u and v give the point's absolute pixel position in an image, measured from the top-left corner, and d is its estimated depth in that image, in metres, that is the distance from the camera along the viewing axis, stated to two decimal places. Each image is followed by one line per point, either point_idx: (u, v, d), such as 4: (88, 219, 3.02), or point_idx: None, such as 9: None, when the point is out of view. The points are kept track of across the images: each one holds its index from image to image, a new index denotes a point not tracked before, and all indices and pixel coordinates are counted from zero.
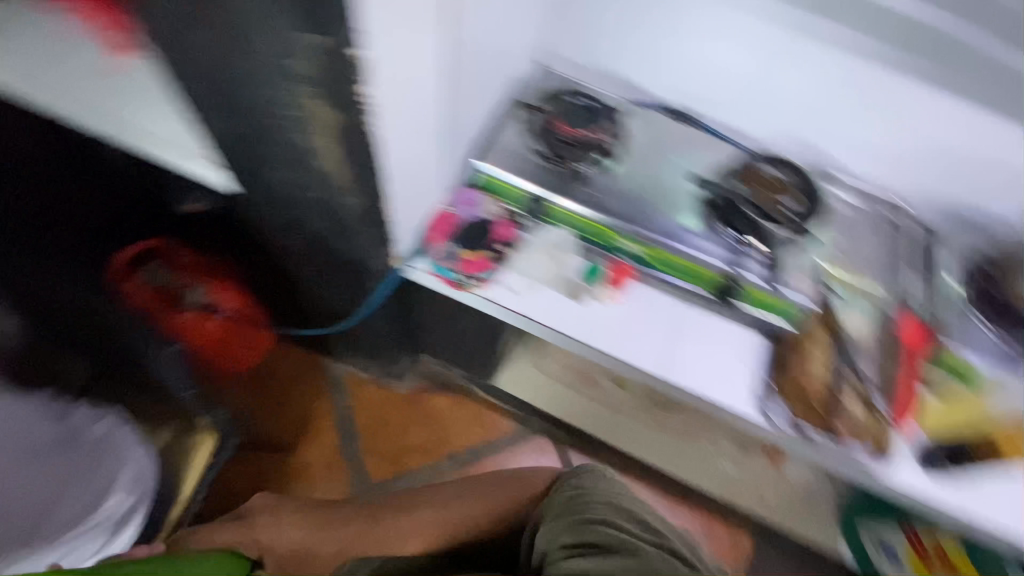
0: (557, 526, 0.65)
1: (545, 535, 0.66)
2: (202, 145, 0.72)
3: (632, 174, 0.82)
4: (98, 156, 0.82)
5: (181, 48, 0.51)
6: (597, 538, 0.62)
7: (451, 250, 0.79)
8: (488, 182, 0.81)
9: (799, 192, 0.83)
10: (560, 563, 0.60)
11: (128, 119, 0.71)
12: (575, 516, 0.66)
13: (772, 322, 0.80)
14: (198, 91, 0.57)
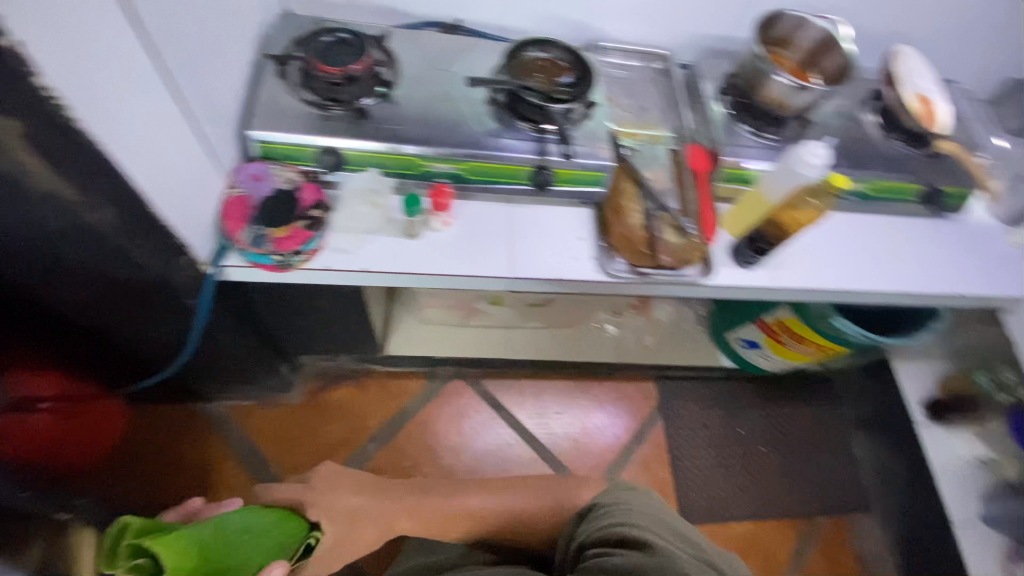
0: (594, 527, 0.70)
1: (586, 534, 0.70)
2: None
3: (414, 95, 0.80)
4: None
5: None
6: (628, 537, 0.65)
7: (259, 233, 0.73)
8: (269, 150, 0.75)
9: (570, 67, 0.84)
10: (589, 559, 0.64)
11: None
12: (609, 520, 0.69)
13: (588, 191, 0.85)
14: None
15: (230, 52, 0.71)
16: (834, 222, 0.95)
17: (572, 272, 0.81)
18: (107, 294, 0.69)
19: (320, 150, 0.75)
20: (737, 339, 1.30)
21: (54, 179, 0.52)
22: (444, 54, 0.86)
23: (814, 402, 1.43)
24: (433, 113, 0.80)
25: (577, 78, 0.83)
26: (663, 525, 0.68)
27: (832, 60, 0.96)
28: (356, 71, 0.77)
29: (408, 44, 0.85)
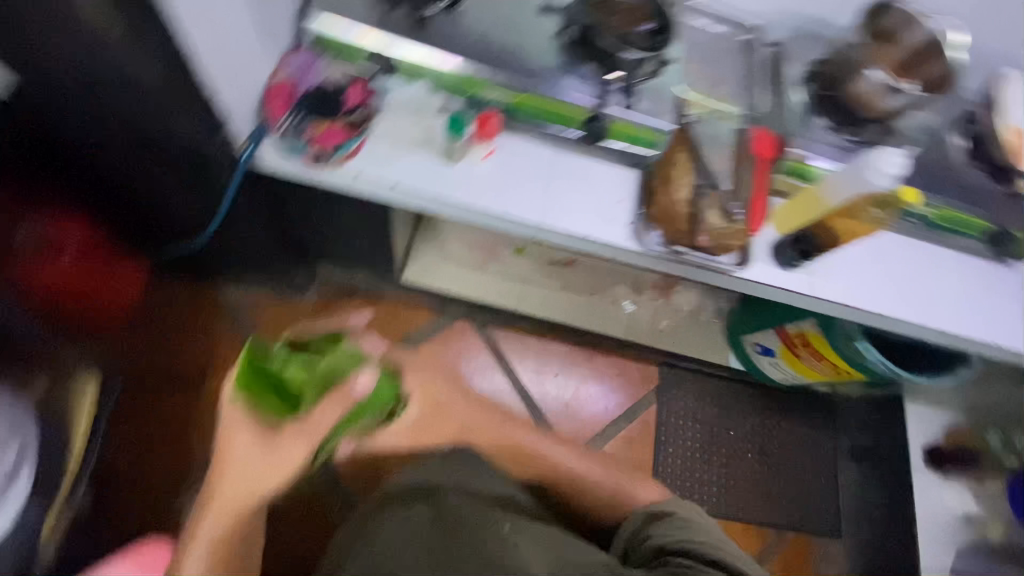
0: (679, 532, 0.64)
1: (665, 535, 0.64)
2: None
3: (480, 12, 0.76)
4: None
5: None
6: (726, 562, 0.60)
7: (299, 124, 0.71)
8: (325, 42, 0.72)
9: (654, 13, 0.78)
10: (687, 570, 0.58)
11: None
12: (699, 537, 0.63)
13: (636, 149, 0.81)
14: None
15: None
16: (885, 240, 0.89)
17: (599, 232, 0.79)
18: (139, 149, 0.69)
19: (377, 53, 0.72)
20: (753, 343, 1.27)
21: (96, 11, 0.50)
22: None
23: (815, 424, 1.40)
24: (498, 36, 0.76)
25: (656, 30, 0.77)
26: (747, 557, 0.62)
27: (934, 68, 0.87)
28: None
29: None
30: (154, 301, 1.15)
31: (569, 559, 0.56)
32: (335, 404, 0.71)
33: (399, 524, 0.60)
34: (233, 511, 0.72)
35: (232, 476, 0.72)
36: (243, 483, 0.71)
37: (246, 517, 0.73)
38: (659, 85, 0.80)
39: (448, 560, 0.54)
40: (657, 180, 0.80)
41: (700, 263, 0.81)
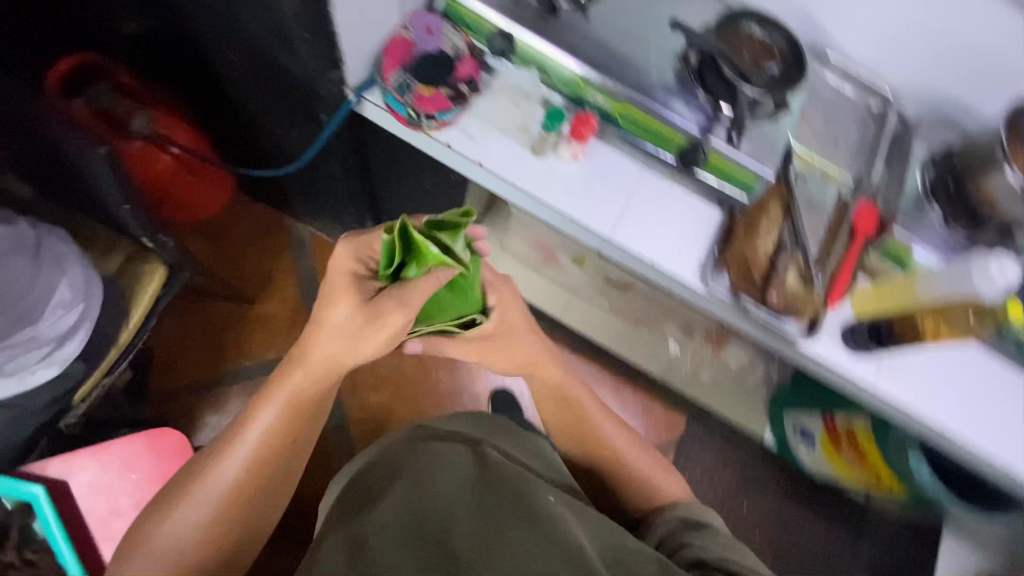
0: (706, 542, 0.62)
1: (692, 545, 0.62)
2: None
3: (606, 17, 0.75)
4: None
5: None
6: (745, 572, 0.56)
7: (407, 82, 0.72)
8: (449, 10, 0.73)
9: (786, 58, 0.74)
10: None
11: None
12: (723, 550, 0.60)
13: (728, 190, 0.77)
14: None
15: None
16: (970, 354, 0.79)
17: (668, 263, 0.76)
18: (260, 70, 0.72)
19: (498, 31, 0.72)
20: (793, 423, 1.18)
21: None
22: None
23: (835, 525, 1.30)
24: (619, 44, 0.74)
25: (782, 72, 0.73)
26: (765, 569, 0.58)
27: None
28: None
29: None
30: (230, 214, 1.21)
31: (622, 548, 0.53)
32: (438, 285, 0.58)
33: (446, 465, 0.57)
34: (321, 375, 0.63)
35: (326, 336, 0.60)
36: (336, 345, 0.61)
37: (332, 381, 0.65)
38: (770, 131, 0.76)
39: (499, 511, 0.51)
40: (744, 226, 0.76)
41: (762, 322, 0.77)
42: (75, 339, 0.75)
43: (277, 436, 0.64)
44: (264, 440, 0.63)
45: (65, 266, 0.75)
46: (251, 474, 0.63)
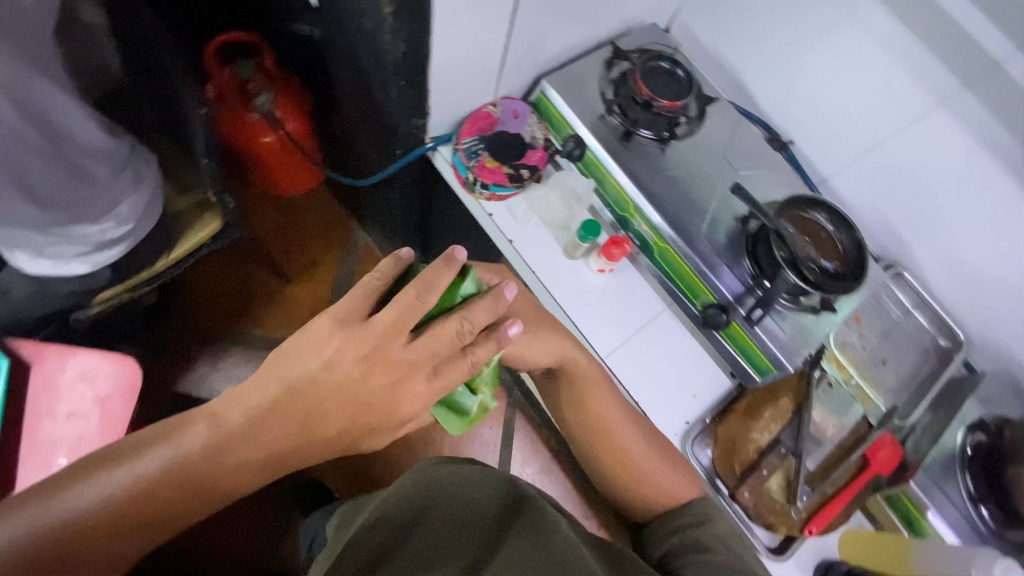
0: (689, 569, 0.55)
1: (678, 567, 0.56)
2: None
3: (683, 159, 0.77)
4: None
5: None
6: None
7: (477, 151, 0.77)
8: (541, 105, 0.79)
9: (847, 261, 0.71)
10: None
11: None
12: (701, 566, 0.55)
13: (744, 366, 0.72)
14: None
15: (587, 21, 0.75)
16: None
17: (654, 411, 0.72)
18: (361, 93, 0.79)
19: (575, 135, 0.76)
20: None
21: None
22: (751, 156, 0.79)
23: None
24: (686, 188, 0.75)
25: (837, 272, 0.70)
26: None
27: None
28: (659, 104, 0.75)
29: (724, 120, 0.80)
30: (309, 200, 1.31)
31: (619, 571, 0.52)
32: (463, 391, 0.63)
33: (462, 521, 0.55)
34: (277, 432, 0.56)
35: (321, 417, 0.56)
36: (323, 423, 0.56)
37: (282, 447, 0.56)
38: (809, 327, 0.71)
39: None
40: (744, 405, 0.72)
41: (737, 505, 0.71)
42: (114, 248, 0.86)
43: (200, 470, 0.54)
44: (185, 474, 0.54)
45: (139, 187, 0.85)
46: (156, 497, 0.53)
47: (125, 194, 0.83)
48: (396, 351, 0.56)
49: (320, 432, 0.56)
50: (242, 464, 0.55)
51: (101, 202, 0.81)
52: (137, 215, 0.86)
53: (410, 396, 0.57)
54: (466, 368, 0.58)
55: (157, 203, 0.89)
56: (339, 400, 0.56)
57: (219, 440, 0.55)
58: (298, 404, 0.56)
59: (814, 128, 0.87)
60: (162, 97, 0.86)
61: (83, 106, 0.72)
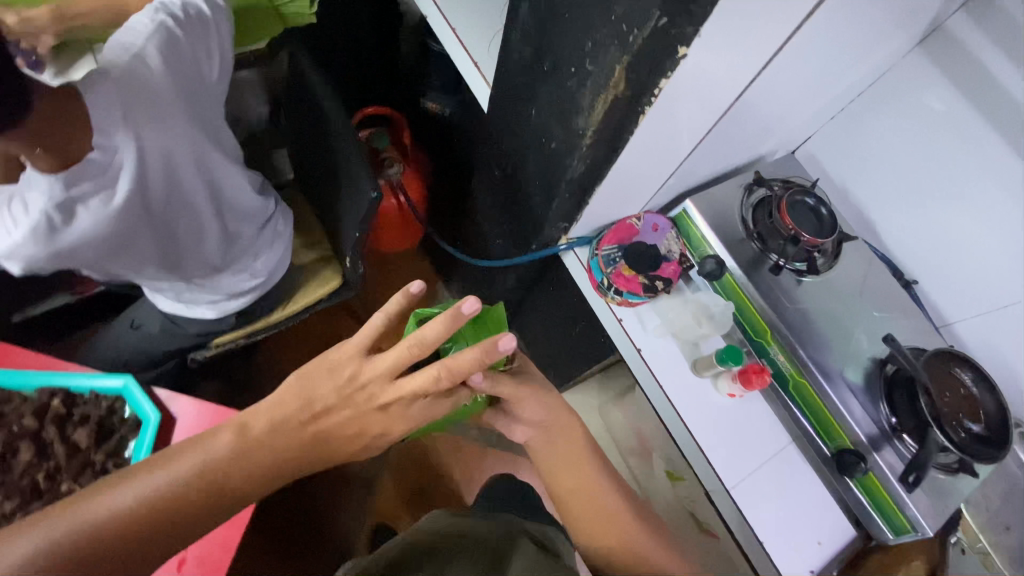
0: None
1: None
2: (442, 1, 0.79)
3: (821, 294, 0.77)
4: (422, 75, 1.04)
5: None
6: None
7: (615, 258, 0.78)
8: (680, 222, 0.82)
9: (989, 421, 0.69)
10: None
11: None
12: None
13: (872, 514, 0.70)
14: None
15: (736, 150, 0.78)
16: None
17: (779, 552, 0.70)
18: (507, 188, 0.83)
19: (715, 256, 0.78)
20: None
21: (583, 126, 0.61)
22: (884, 297, 0.79)
23: None
24: (826, 324, 0.75)
25: (982, 437, 0.68)
26: None
27: None
28: (804, 239, 0.75)
29: (858, 258, 0.81)
30: (401, 257, 1.35)
31: None
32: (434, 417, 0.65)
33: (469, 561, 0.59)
34: (301, 437, 0.59)
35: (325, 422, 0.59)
36: (337, 433, 0.60)
37: (305, 449, 0.59)
38: (948, 490, 0.69)
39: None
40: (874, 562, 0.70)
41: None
42: (240, 299, 0.86)
43: (233, 472, 0.57)
44: (213, 483, 0.56)
45: (276, 244, 0.86)
46: (188, 502, 0.55)
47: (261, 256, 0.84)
48: (394, 385, 0.58)
49: (337, 441, 0.60)
50: (274, 463, 0.58)
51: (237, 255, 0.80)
52: (268, 270, 0.86)
53: (405, 416, 0.60)
54: (449, 404, 0.60)
55: (284, 257, 0.88)
56: (348, 416, 0.60)
57: (253, 444, 0.58)
58: (322, 415, 0.60)
59: (940, 270, 0.88)
60: (314, 162, 0.92)
61: (247, 174, 0.75)
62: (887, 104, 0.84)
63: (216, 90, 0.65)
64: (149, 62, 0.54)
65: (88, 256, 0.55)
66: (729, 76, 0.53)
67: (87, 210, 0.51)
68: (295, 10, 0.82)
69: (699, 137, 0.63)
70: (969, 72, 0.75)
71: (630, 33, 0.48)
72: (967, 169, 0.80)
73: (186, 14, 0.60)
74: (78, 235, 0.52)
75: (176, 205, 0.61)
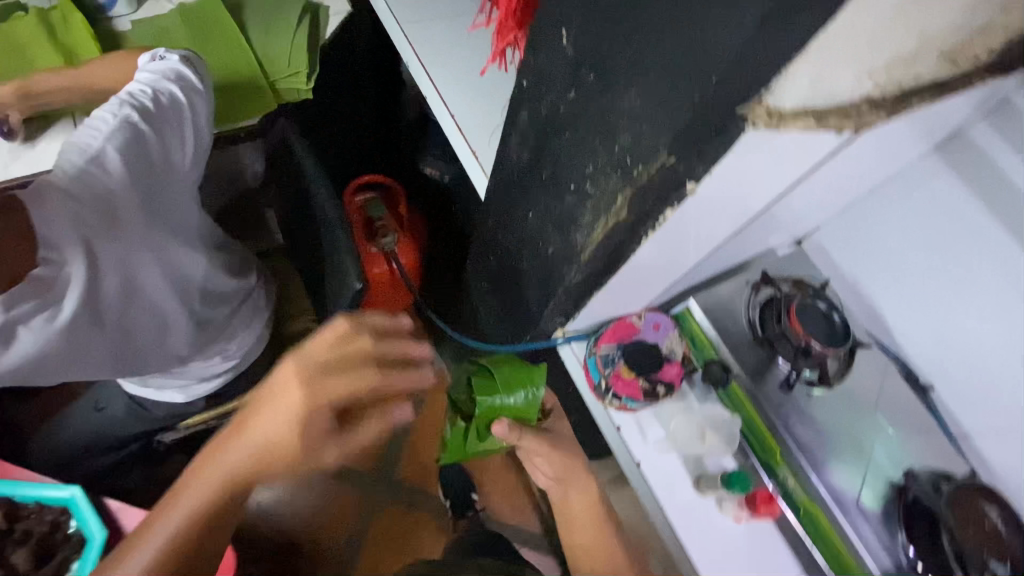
0: None
1: None
2: (441, 86, 0.76)
3: (833, 408, 0.72)
4: (423, 144, 1.02)
5: (535, 96, 0.53)
6: None
7: (614, 359, 0.73)
8: (683, 321, 0.78)
9: None
10: None
11: (418, 41, 0.80)
12: None
13: None
14: (529, 86, 0.53)
15: (745, 250, 0.75)
16: None
17: None
18: (504, 276, 0.79)
19: (721, 362, 0.74)
20: None
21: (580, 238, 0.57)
22: (902, 411, 0.73)
23: None
24: (838, 443, 0.70)
25: None
26: None
27: None
28: (816, 351, 0.70)
29: (873, 367, 0.76)
30: None
31: None
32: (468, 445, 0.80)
33: None
34: (202, 460, 0.49)
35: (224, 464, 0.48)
36: (234, 446, 0.49)
37: (209, 480, 0.48)
38: None
39: None
40: None
41: None
42: (212, 382, 0.81)
43: (134, 554, 0.48)
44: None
45: (254, 322, 0.82)
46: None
47: (237, 341, 0.79)
48: (303, 361, 0.50)
49: (233, 460, 0.48)
50: (168, 522, 0.48)
51: (210, 342, 0.75)
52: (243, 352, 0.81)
53: (327, 386, 0.49)
54: (376, 385, 0.51)
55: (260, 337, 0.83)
56: (258, 406, 0.49)
57: (153, 515, 0.49)
58: (217, 442, 0.50)
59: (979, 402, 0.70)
60: (305, 237, 0.88)
61: (222, 259, 0.71)
62: (906, 198, 0.72)
63: (188, 179, 0.62)
64: (106, 164, 0.52)
65: (28, 372, 0.51)
66: (742, 201, 0.49)
67: (27, 331, 0.47)
68: (289, 86, 0.81)
69: (707, 249, 0.59)
70: (987, 186, 0.64)
71: (633, 166, 0.44)
72: (980, 299, 0.68)
73: (154, 110, 0.58)
74: (16, 358, 0.48)
75: (133, 305, 0.57)
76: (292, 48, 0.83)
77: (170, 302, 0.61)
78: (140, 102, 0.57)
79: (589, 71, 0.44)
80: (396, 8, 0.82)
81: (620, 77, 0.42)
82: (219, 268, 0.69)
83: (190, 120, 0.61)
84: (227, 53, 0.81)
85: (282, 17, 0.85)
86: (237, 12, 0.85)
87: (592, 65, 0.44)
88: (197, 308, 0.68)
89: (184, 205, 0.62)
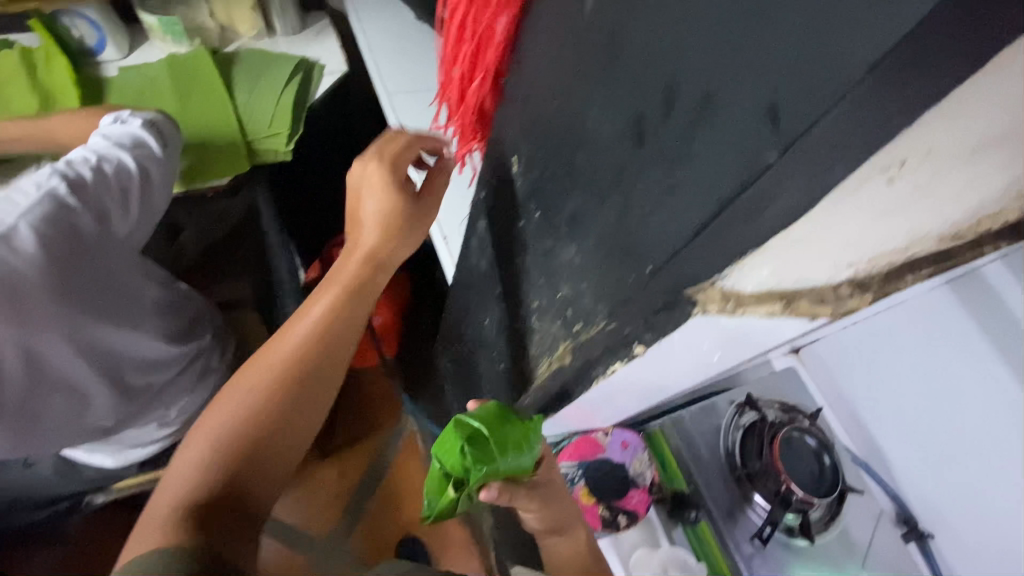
0: None
1: None
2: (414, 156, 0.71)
3: (812, 564, 0.65)
4: None
5: (490, 208, 0.48)
6: None
7: (573, 480, 0.67)
8: (653, 441, 0.70)
9: None
10: None
11: (398, 105, 0.74)
12: None
13: None
14: (486, 197, 0.48)
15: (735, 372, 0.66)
16: None
17: None
18: (467, 367, 0.73)
19: (691, 498, 0.66)
20: None
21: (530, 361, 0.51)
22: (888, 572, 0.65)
23: None
24: None
25: None
26: None
27: None
28: (797, 498, 0.63)
29: (866, 515, 0.68)
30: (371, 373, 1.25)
31: None
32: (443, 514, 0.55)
33: None
34: (359, 253, 0.50)
35: (331, 279, 0.49)
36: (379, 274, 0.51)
37: (366, 280, 0.49)
38: None
39: None
40: None
41: None
42: (147, 447, 0.77)
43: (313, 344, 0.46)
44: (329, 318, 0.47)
45: (198, 387, 0.77)
46: (310, 350, 0.45)
47: (179, 408, 0.76)
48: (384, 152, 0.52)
49: (374, 247, 0.51)
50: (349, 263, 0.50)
51: (145, 410, 0.71)
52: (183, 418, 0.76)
53: (401, 153, 0.51)
54: (411, 149, 0.52)
55: (205, 403, 0.79)
56: (379, 212, 0.51)
57: (341, 275, 0.49)
58: (367, 225, 0.51)
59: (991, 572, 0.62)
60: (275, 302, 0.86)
61: (162, 326, 0.68)
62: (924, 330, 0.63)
63: (125, 247, 0.60)
64: (16, 244, 0.48)
65: None
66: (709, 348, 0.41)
67: None
68: (266, 146, 0.79)
69: (674, 382, 0.52)
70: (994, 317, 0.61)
71: (574, 321, 0.39)
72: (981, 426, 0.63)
73: (92, 180, 0.56)
74: None
75: (42, 385, 0.54)
76: (272, 105, 0.80)
77: (79, 376, 0.57)
78: (76, 173, 0.56)
79: (535, 207, 0.39)
80: (381, 68, 0.77)
81: (560, 219, 0.36)
82: (154, 335, 0.66)
83: (134, 186, 0.60)
84: (208, 109, 0.79)
85: (269, 71, 0.82)
86: (226, 67, 0.83)
87: (539, 201, 0.39)
88: (126, 381, 0.64)
89: (110, 277, 0.58)
